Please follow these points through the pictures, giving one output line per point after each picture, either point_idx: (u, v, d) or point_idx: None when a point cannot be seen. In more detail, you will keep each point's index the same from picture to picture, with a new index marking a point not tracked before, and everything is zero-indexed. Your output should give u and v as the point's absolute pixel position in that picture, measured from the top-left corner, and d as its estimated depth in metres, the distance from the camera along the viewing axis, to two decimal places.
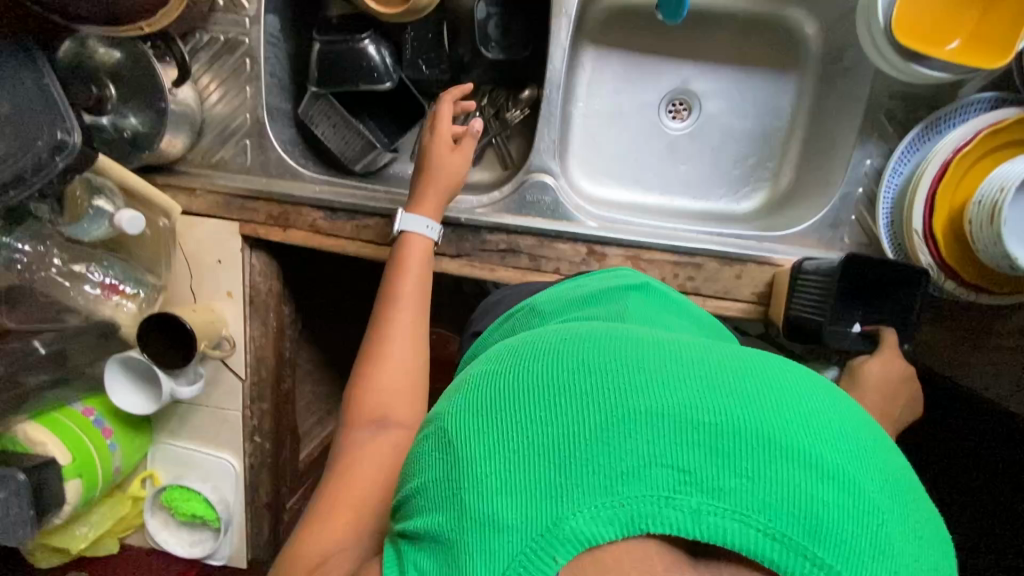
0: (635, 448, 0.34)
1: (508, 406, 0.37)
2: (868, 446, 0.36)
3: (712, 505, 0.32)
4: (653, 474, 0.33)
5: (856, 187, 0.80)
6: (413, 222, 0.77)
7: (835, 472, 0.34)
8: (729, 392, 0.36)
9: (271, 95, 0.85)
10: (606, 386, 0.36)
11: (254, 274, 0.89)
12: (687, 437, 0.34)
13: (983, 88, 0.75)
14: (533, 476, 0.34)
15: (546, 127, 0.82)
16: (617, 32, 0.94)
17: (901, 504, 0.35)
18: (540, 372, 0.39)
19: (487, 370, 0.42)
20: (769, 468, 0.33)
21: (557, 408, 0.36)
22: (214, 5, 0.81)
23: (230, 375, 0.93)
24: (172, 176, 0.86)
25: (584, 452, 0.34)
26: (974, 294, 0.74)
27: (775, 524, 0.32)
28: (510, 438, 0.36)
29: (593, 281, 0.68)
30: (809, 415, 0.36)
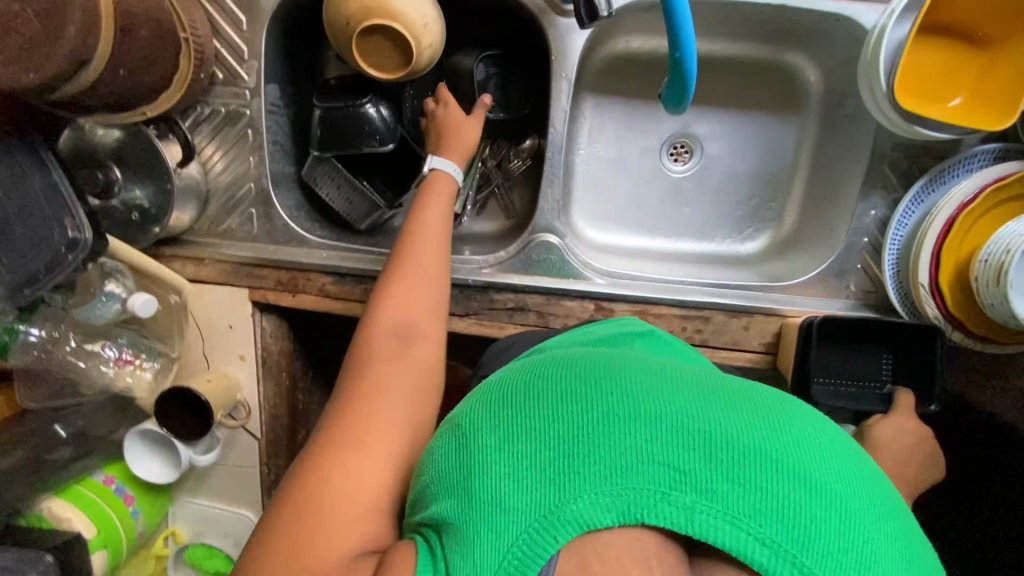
0: (637, 443, 0.35)
1: (517, 401, 0.39)
2: (863, 471, 0.37)
3: (706, 504, 0.34)
4: (653, 470, 0.34)
5: (861, 237, 0.80)
6: (441, 164, 0.78)
7: (828, 488, 0.35)
8: (730, 404, 0.38)
9: (275, 162, 0.85)
10: (613, 387, 0.38)
11: (265, 337, 0.90)
12: (687, 437, 0.35)
13: (986, 139, 0.75)
14: (537, 466, 0.35)
15: (549, 187, 0.83)
16: (617, 80, 0.94)
17: (891, 528, 0.35)
18: (550, 373, 0.40)
19: (503, 373, 0.43)
20: (764, 477, 0.34)
21: (564, 406, 0.37)
22: (214, 78, 0.81)
23: (246, 436, 0.94)
24: (179, 247, 0.87)
25: (587, 443, 0.35)
26: (982, 344, 0.74)
27: (765, 529, 0.33)
28: (520, 427, 0.37)
29: (602, 327, 0.68)
30: (807, 432, 0.37)
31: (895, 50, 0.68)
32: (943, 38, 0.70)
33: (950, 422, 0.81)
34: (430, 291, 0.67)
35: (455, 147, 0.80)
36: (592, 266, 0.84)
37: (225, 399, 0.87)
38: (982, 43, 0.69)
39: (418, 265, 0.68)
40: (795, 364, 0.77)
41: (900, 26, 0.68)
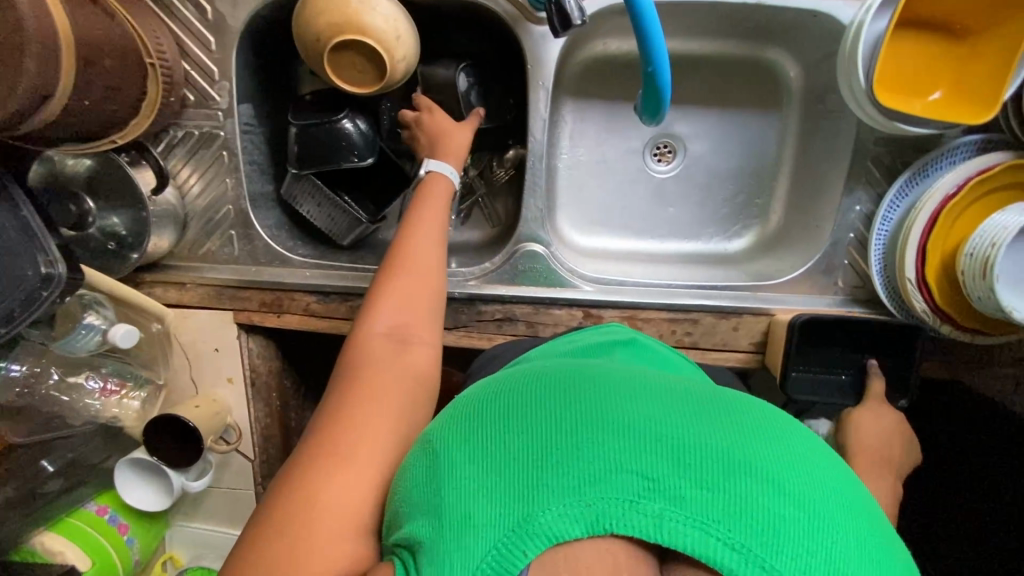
0: (606, 453, 0.36)
1: (489, 417, 0.39)
2: (830, 472, 0.38)
3: (674, 511, 0.34)
4: (621, 479, 0.35)
5: (846, 233, 0.80)
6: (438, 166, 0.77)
7: (793, 489, 0.35)
8: (698, 411, 0.38)
9: (253, 182, 0.84)
10: (581, 400, 0.39)
11: (253, 358, 0.89)
12: (654, 445, 0.36)
13: (969, 130, 0.74)
14: (507, 479, 0.36)
15: (531, 196, 0.82)
16: (596, 82, 0.92)
17: (861, 530, 0.36)
18: (522, 388, 0.41)
19: (476, 390, 0.44)
20: (730, 480, 0.35)
21: (535, 419, 0.38)
22: (185, 101, 0.79)
23: (239, 457, 0.94)
24: (160, 273, 0.85)
25: (556, 455, 0.36)
26: (970, 335, 0.74)
27: (734, 533, 0.33)
28: (491, 443, 0.38)
29: (583, 337, 0.68)
30: (774, 438, 0.38)
31: (873, 48, 0.68)
32: (921, 31, 0.70)
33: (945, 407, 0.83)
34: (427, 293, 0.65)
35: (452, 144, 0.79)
36: (578, 274, 0.83)
37: (216, 423, 0.87)
38: (961, 34, 0.69)
39: (415, 267, 0.66)
40: (780, 364, 0.77)
41: (878, 22, 0.67)
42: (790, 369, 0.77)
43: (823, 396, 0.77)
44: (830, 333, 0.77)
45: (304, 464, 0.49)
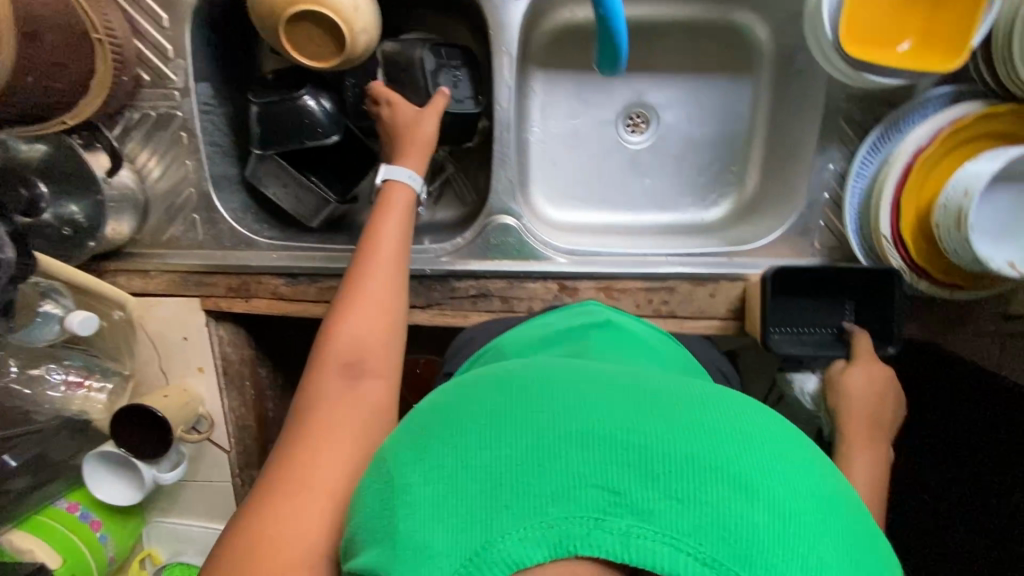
0: (567, 469, 0.34)
1: (447, 434, 0.38)
2: (801, 469, 0.37)
3: (641, 527, 0.33)
4: (585, 495, 0.34)
5: (821, 193, 0.78)
6: (396, 173, 0.74)
7: (764, 493, 0.34)
8: (664, 413, 0.37)
9: (215, 164, 0.82)
10: (541, 412, 0.37)
11: (223, 346, 0.87)
12: (618, 458, 0.35)
13: (940, 82, 0.72)
14: (467, 502, 0.35)
15: (501, 167, 0.80)
16: (565, 52, 0.91)
17: (832, 528, 0.35)
18: (481, 401, 0.40)
19: (436, 403, 0.43)
20: (698, 489, 0.34)
21: (493, 435, 0.37)
22: (140, 81, 0.77)
23: (214, 449, 0.92)
24: (122, 261, 0.83)
25: (516, 475, 0.35)
26: (948, 290, 0.73)
27: (704, 547, 0.32)
28: (449, 464, 0.37)
29: (556, 322, 0.69)
30: (743, 437, 0.37)
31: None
32: None
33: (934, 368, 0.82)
34: (383, 318, 0.66)
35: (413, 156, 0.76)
36: (552, 245, 0.82)
37: (186, 413, 0.84)
38: None
39: (368, 293, 0.66)
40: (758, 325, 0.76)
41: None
42: (768, 330, 0.76)
43: (808, 353, 0.76)
44: (801, 289, 0.77)
45: (260, 506, 0.53)
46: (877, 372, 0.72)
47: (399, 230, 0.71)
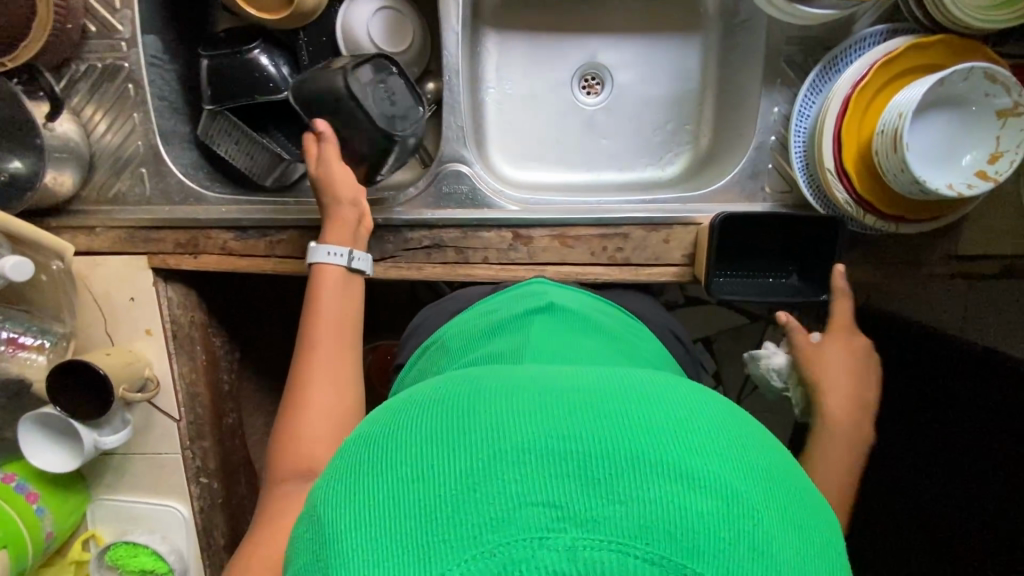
0: (498, 492, 0.30)
1: (361, 466, 0.34)
2: (747, 444, 0.35)
3: (590, 543, 0.29)
4: (521, 516, 0.29)
5: (769, 136, 0.79)
6: (321, 253, 0.75)
7: (717, 479, 0.31)
8: (602, 411, 0.34)
9: (163, 119, 0.81)
10: (465, 425, 0.33)
11: (172, 307, 0.85)
12: (557, 464, 0.31)
13: (876, 22, 0.74)
14: (385, 543, 0.30)
15: (451, 114, 0.81)
16: (516, 14, 0.93)
17: (787, 503, 0.33)
18: (399, 423, 0.36)
19: (354, 434, 0.38)
20: (647, 485, 0.30)
21: (412, 459, 0.32)
22: (86, 32, 0.77)
23: (163, 417, 0.88)
24: (67, 217, 0.81)
25: (441, 504, 0.30)
26: (894, 224, 0.73)
27: (662, 551, 0.29)
28: (365, 504, 0.32)
29: (502, 308, 0.68)
30: (690, 424, 0.34)
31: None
32: None
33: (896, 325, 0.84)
34: (340, 403, 0.70)
35: (335, 229, 0.76)
36: (503, 196, 0.81)
37: (131, 374, 0.81)
38: None
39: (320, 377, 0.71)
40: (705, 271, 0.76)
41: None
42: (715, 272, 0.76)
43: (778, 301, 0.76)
44: (745, 241, 0.77)
45: None
46: (850, 347, 0.75)
47: (342, 305, 0.75)
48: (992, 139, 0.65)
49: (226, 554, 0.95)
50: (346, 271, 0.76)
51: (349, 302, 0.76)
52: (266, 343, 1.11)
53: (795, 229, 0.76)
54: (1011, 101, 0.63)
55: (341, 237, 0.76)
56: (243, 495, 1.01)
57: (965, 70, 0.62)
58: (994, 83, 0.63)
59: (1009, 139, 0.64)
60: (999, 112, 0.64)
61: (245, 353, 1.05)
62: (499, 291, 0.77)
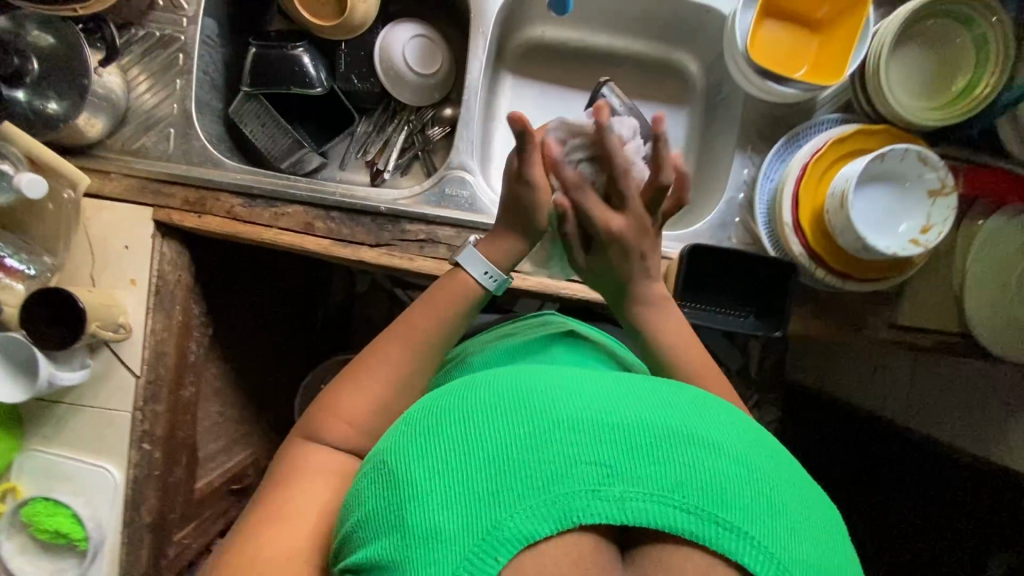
0: (561, 453, 0.40)
1: (447, 432, 0.42)
2: (747, 427, 0.46)
3: (633, 492, 0.39)
4: (581, 471, 0.40)
5: (737, 193, 0.89)
6: (472, 264, 0.75)
7: (728, 450, 0.42)
8: (638, 401, 0.44)
9: (202, 90, 0.89)
10: (531, 402, 0.43)
11: (163, 263, 0.87)
12: (608, 436, 0.41)
13: (831, 111, 0.87)
14: (471, 487, 0.40)
15: (465, 130, 0.90)
16: (534, 64, 1.04)
17: (786, 468, 0.44)
18: (474, 400, 0.44)
19: (424, 406, 0.47)
20: (676, 453, 0.41)
21: (492, 427, 0.42)
22: (154, 4, 0.86)
23: (123, 370, 0.87)
24: (86, 159, 0.85)
25: (516, 461, 0.40)
26: (842, 281, 0.81)
27: (688, 499, 0.39)
28: (449, 458, 0.41)
29: (520, 334, 0.81)
30: (704, 412, 0.45)
31: (747, 13, 0.81)
32: (789, 20, 0.84)
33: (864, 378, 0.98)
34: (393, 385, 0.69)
35: (497, 244, 0.77)
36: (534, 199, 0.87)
37: (106, 315, 0.82)
38: (818, 24, 0.83)
39: (394, 347, 0.70)
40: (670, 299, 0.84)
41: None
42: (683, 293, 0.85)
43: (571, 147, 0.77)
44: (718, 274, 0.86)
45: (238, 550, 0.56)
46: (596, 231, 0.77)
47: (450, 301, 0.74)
48: (923, 213, 0.76)
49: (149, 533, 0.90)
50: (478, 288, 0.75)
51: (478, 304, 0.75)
52: (236, 329, 1.12)
53: (755, 268, 0.84)
54: (939, 183, 0.74)
55: (494, 255, 0.77)
56: (179, 475, 0.97)
57: (902, 150, 0.73)
58: (924, 165, 0.74)
59: (938, 215, 0.75)
60: (930, 192, 0.76)
61: (218, 332, 1.06)
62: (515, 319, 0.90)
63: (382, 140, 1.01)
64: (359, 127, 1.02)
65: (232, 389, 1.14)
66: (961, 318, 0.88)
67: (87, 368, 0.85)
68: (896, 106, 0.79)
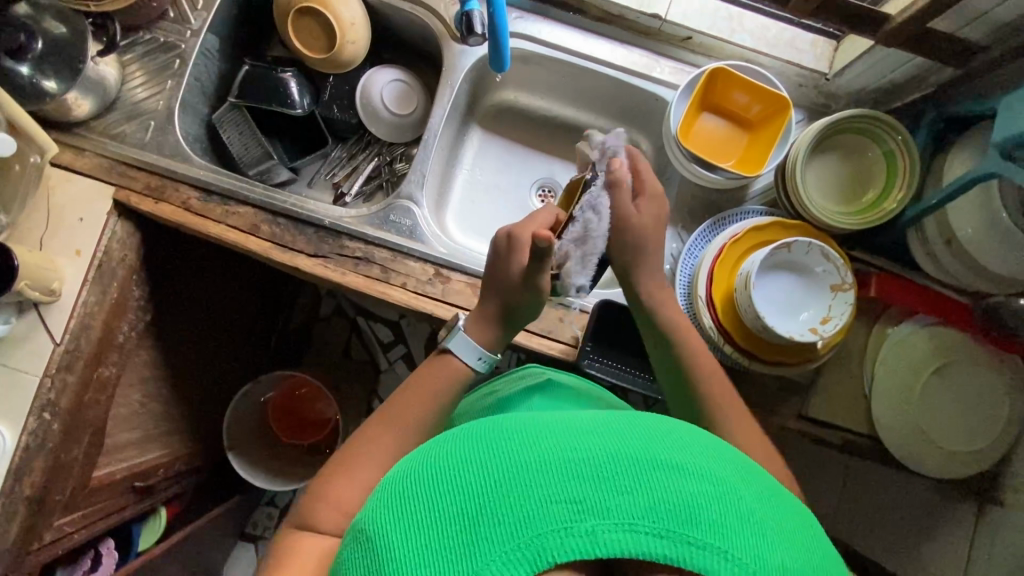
0: (527, 496, 0.40)
1: (419, 494, 0.43)
2: (708, 445, 0.47)
3: (604, 524, 0.39)
4: (551, 510, 0.40)
5: (664, 264, 0.94)
6: (466, 347, 0.78)
7: (691, 470, 0.42)
8: (601, 434, 0.44)
9: (190, 94, 0.97)
10: (497, 449, 0.43)
11: (112, 240, 0.91)
12: (573, 472, 0.41)
13: (759, 203, 0.93)
14: (448, 540, 0.40)
15: (420, 166, 0.97)
16: (502, 122, 1.12)
17: (749, 482, 0.45)
18: (446, 458, 0.45)
19: (400, 472, 0.48)
20: (642, 481, 0.41)
21: (462, 479, 0.43)
22: (165, 15, 0.96)
23: (44, 336, 0.88)
24: (66, 134, 0.92)
25: (487, 509, 0.40)
26: (749, 360, 0.84)
27: (657, 522, 0.39)
28: (424, 519, 0.41)
29: (504, 390, 0.83)
30: (666, 437, 0.45)
31: (681, 103, 0.89)
32: (721, 115, 0.93)
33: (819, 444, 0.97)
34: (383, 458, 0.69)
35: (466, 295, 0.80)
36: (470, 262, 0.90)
37: (40, 278, 0.84)
38: (745, 123, 0.93)
39: (385, 425, 0.72)
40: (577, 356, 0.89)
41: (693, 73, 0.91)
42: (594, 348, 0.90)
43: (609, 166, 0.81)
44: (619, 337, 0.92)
45: None
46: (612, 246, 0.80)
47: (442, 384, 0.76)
48: (824, 305, 0.81)
49: (24, 508, 0.88)
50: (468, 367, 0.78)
51: (474, 332, 0.79)
52: (177, 322, 1.14)
53: None
54: (840, 279, 0.79)
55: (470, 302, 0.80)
56: (76, 456, 0.96)
57: (805, 242, 0.78)
58: (826, 260, 0.79)
59: (837, 308, 0.79)
60: (832, 286, 0.80)
61: (158, 319, 1.08)
62: (501, 379, 0.92)
63: (351, 167, 1.08)
64: (333, 152, 1.09)
65: (162, 382, 1.14)
66: (868, 419, 0.90)
67: (8, 326, 0.87)
68: (810, 207, 0.84)
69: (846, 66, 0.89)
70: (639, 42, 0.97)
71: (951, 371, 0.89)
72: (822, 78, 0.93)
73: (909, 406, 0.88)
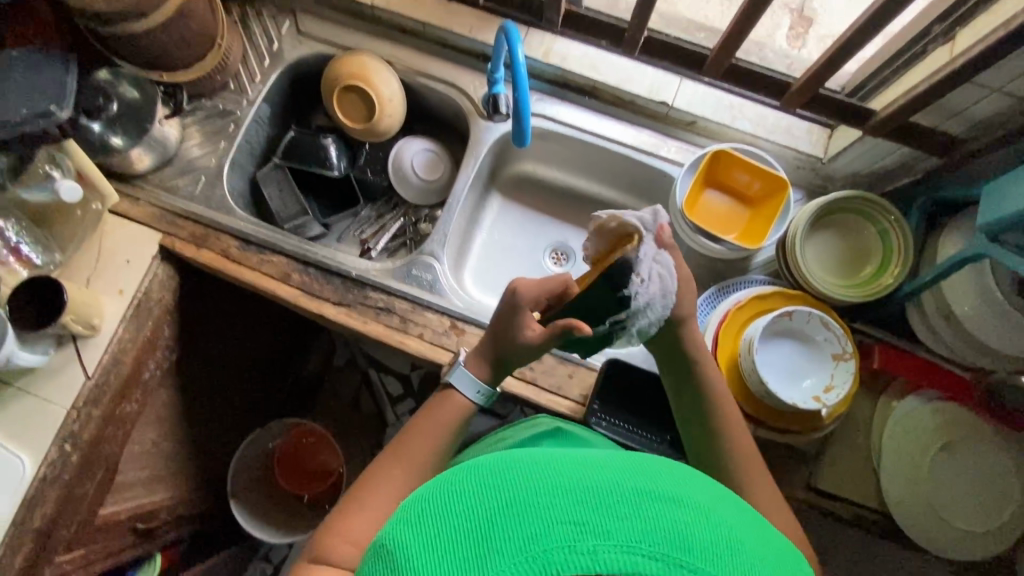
0: (534, 515, 0.42)
1: (436, 512, 0.45)
2: (705, 488, 0.48)
3: (605, 545, 0.40)
4: (556, 528, 0.41)
5: None
6: (464, 382, 0.79)
7: (687, 504, 0.44)
8: (606, 468, 0.46)
9: (239, 154, 1.08)
10: (509, 473, 0.45)
11: (153, 282, 0.98)
12: (577, 497, 0.43)
13: (762, 273, 0.98)
14: (461, 553, 0.41)
15: (442, 226, 1.04)
16: (521, 191, 1.21)
17: (744, 524, 0.45)
18: (461, 482, 0.47)
19: (415, 497, 0.49)
20: (642, 506, 0.42)
21: (475, 499, 0.44)
22: (226, 86, 1.08)
23: (77, 368, 0.93)
24: (125, 185, 1.02)
25: (497, 526, 0.42)
26: (754, 424, 0.85)
27: (655, 546, 0.40)
28: (439, 534, 0.43)
29: (515, 436, 0.82)
30: (666, 475, 0.47)
31: (687, 179, 0.97)
32: (724, 191, 1.00)
33: (828, 518, 0.96)
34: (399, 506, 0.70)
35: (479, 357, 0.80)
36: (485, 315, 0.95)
37: (84, 313, 0.90)
38: (747, 199, 1.00)
39: (395, 466, 0.72)
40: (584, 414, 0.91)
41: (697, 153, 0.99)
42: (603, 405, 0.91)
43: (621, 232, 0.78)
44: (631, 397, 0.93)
45: None
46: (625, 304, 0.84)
47: (447, 430, 0.77)
48: (827, 374, 0.83)
49: (31, 539, 0.89)
50: (468, 402, 0.80)
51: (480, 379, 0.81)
52: (199, 363, 1.18)
53: None
54: (840, 348, 0.82)
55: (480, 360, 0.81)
56: (87, 490, 0.97)
57: (806, 312, 0.82)
58: (827, 328, 0.82)
59: (839, 377, 0.82)
60: (834, 355, 0.83)
61: (182, 360, 1.13)
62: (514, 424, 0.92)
63: (378, 226, 1.16)
64: (363, 211, 1.18)
65: (177, 422, 1.17)
66: (877, 493, 0.89)
67: (46, 356, 0.92)
68: (810, 278, 0.89)
69: (840, 151, 0.96)
70: (648, 124, 1.07)
71: (960, 448, 0.88)
72: (818, 161, 1.00)
73: (918, 483, 0.87)
